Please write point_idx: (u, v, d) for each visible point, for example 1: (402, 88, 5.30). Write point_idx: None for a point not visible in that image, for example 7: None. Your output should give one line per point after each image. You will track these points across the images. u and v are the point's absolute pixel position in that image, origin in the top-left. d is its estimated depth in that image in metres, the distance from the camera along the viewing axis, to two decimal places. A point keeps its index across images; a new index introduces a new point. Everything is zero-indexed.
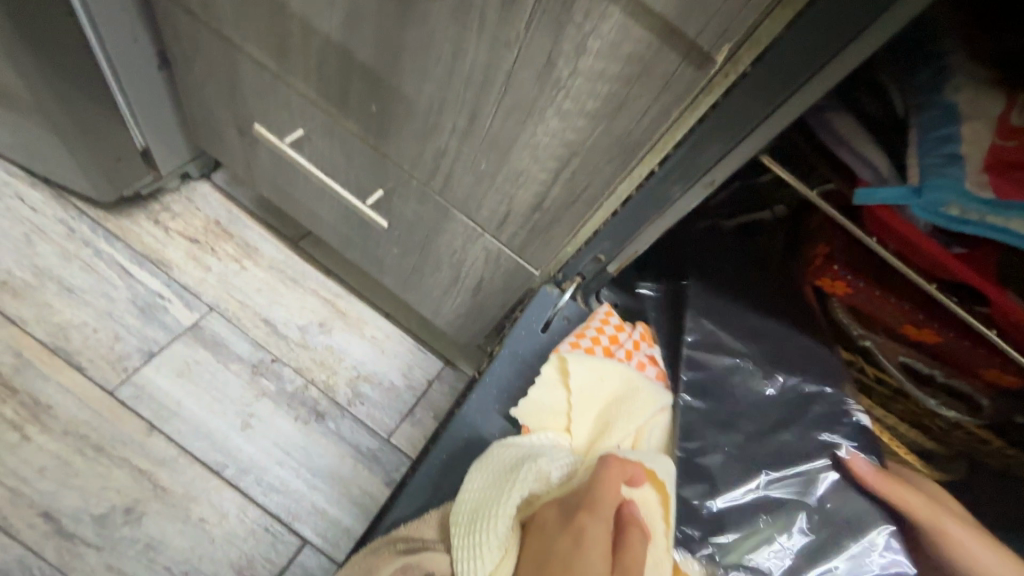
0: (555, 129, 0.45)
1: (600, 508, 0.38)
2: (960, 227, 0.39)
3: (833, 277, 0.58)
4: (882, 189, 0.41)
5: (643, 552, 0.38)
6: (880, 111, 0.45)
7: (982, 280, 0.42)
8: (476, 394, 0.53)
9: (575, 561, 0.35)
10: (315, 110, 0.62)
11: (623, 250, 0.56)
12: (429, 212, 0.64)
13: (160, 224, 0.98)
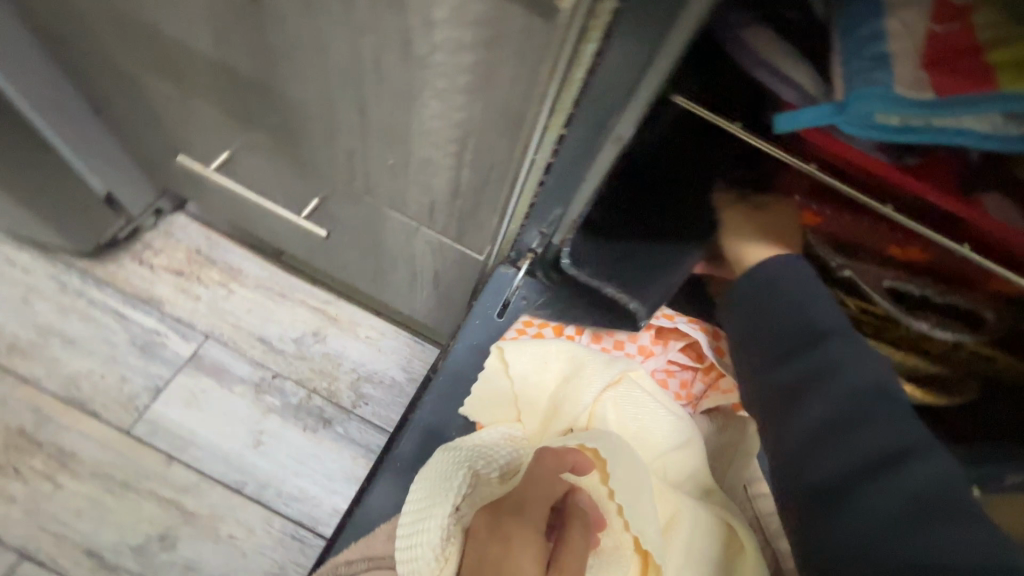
0: (440, 111, 0.41)
1: (531, 511, 0.39)
2: (902, 137, 0.35)
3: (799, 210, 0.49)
4: (805, 112, 0.37)
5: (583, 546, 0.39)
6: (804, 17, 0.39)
7: (945, 193, 0.37)
8: (431, 393, 0.51)
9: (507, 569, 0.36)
10: (229, 131, 0.59)
11: (563, 222, 0.54)
12: (366, 213, 0.61)
13: (144, 263, 1.01)
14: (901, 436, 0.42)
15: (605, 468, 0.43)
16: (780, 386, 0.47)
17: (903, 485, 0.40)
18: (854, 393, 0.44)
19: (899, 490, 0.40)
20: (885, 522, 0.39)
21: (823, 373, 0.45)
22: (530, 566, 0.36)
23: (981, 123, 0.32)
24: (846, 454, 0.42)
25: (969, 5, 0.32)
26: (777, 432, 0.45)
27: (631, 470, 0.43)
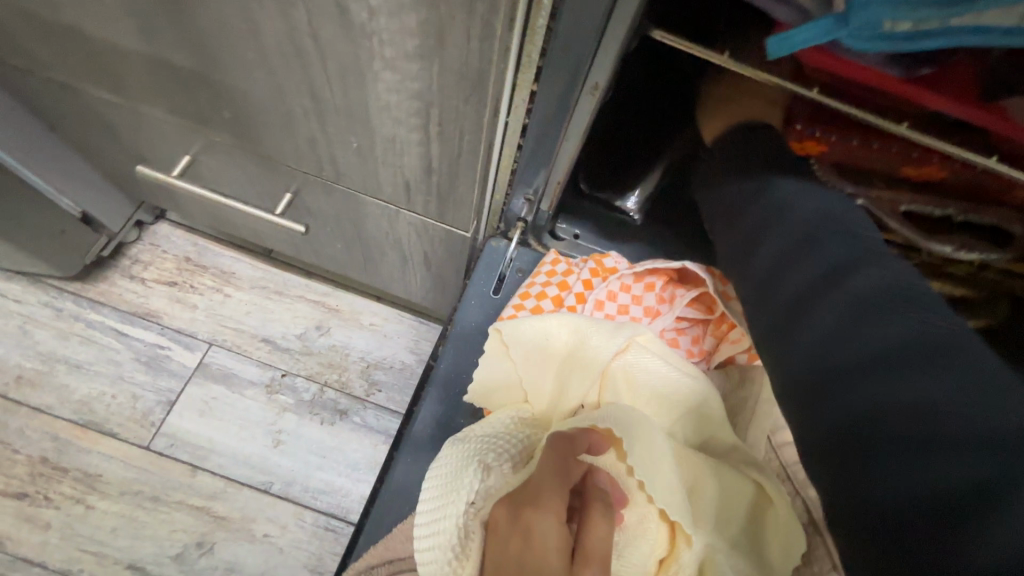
0: (395, 83, 0.37)
1: (550, 501, 0.36)
2: (912, 47, 0.30)
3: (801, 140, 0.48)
4: (800, 32, 0.31)
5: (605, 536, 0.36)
6: None
7: (964, 104, 0.33)
8: (439, 372, 0.50)
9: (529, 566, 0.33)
10: (184, 133, 0.56)
11: (548, 183, 0.51)
12: (342, 203, 0.58)
13: (135, 278, 0.99)
14: (847, 254, 0.40)
15: (620, 446, 0.41)
16: (734, 252, 0.47)
17: (858, 292, 0.38)
18: (807, 226, 0.42)
19: (854, 297, 0.38)
20: (856, 343, 0.36)
21: (775, 216, 0.44)
22: (557, 559, 0.33)
23: (1010, 17, 0.27)
24: (824, 310, 0.38)
25: None
26: (773, 358, 0.40)
27: (647, 441, 0.41)
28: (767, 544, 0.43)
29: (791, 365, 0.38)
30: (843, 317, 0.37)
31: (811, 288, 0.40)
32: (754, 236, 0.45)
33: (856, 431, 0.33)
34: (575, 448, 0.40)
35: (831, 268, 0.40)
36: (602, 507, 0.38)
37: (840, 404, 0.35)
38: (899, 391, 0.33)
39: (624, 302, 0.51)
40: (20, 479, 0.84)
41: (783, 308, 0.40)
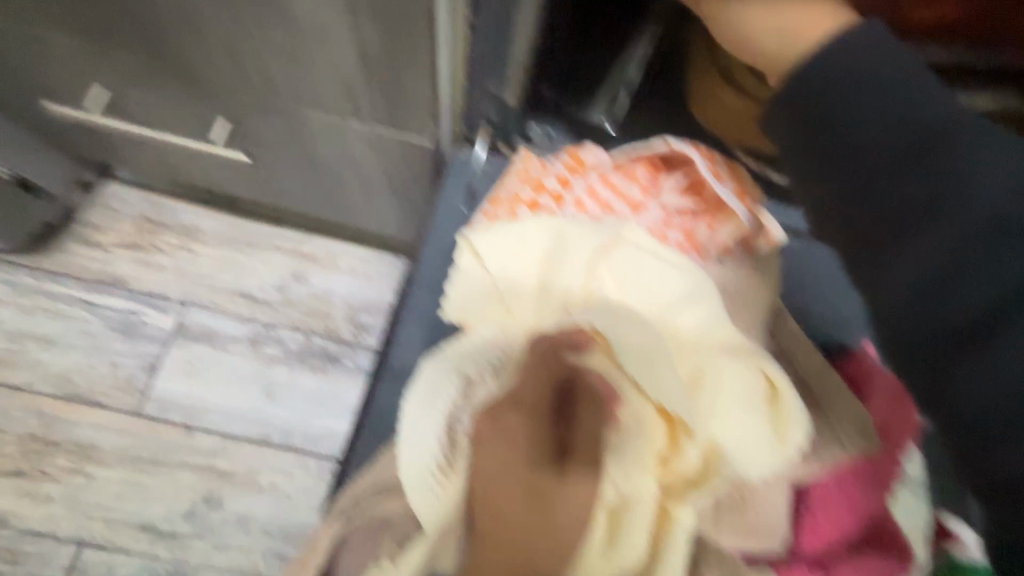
0: None
1: (535, 408, 0.36)
2: None
3: None
4: None
5: (591, 434, 0.37)
6: None
7: None
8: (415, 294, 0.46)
9: (518, 471, 0.34)
10: (88, 57, 0.49)
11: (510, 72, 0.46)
12: (286, 123, 0.52)
13: (92, 244, 0.93)
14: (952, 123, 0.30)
15: (612, 349, 0.37)
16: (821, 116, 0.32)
17: (917, 130, 0.30)
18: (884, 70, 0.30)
19: (904, 129, 0.30)
20: (907, 168, 0.30)
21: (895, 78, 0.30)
22: (537, 461, 0.34)
23: None
24: (873, 153, 0.30)
25: None
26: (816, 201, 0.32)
27: (641, 335, 0.37)
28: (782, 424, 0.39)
29: (834, 214, 0.31)
30: (899, 156, 0.30)
31: (883, 135, 0.30)
32: (819, 99, 0.31)
33: (881, 268, 0.30)
34: (564, 354, 0.37)
35: (903, 101, 0.30)
36: (593, 407, 0.37)
37: (899, 258, 0.29)
38: (937, 237, 0.28)
39: (607, 199, 0.46)
40: (14, 458, 0.83)
41: (834, 153, 0.31)
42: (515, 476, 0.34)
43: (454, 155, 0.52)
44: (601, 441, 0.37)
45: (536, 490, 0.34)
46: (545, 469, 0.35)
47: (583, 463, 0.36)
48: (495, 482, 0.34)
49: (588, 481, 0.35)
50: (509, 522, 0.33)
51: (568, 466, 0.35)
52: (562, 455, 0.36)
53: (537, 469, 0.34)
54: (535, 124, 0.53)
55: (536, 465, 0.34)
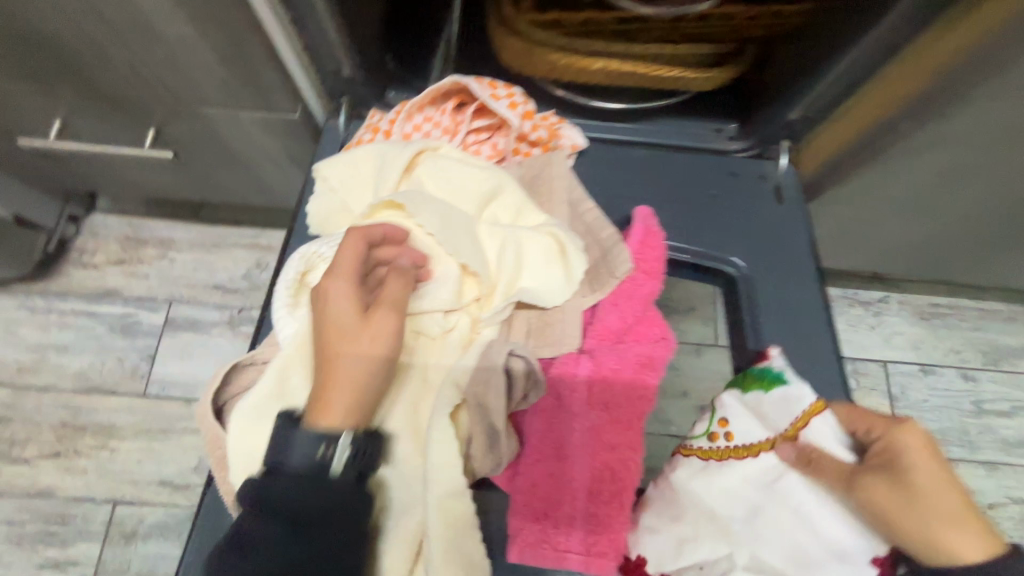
0: None
1: (350, 272, 0.49)
2: None
3: None
4: None
5: (395, 287, 0.49)
6: None
7: None
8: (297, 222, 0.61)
9: (342, 319, 0.47)
10: (42, 97, 0.66)
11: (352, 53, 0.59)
12: (194, 121, 0.69)
13: (87, 265, 1.11)
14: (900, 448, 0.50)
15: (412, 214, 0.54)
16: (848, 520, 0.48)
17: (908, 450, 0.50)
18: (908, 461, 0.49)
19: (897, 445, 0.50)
20: None
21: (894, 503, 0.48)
22: (348, 310, 0.47)
23: None
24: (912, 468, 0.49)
25: None
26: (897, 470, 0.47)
27: (448, 226, 0.54)
28: (552, 270, 0.55)
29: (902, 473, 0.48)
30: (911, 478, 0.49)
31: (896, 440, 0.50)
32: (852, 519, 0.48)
33: None
34: (369, 237, 0.51)
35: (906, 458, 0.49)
36: (397, 271, 0.50)
37: None
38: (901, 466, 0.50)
39: (427, 131, 0.62)
40: (51, 442, 1.01)
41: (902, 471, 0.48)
42: (336, 322, 0.47)
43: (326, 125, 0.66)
44: (404, 293, 0.49)
45: (349, 328, 0.46)
46: (356, 317, 0.47)
47: (385, 310, 0.48)
48: (324, 330, 0.47)
49: (393, 325, 0.47)
50: (343, 354, 0.46)
51: (375, 314, 0.47)
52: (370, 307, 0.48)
53: (350, 316, 0.47)
54: (393, 91, 0.66)
55: (350, 313, 0.47)
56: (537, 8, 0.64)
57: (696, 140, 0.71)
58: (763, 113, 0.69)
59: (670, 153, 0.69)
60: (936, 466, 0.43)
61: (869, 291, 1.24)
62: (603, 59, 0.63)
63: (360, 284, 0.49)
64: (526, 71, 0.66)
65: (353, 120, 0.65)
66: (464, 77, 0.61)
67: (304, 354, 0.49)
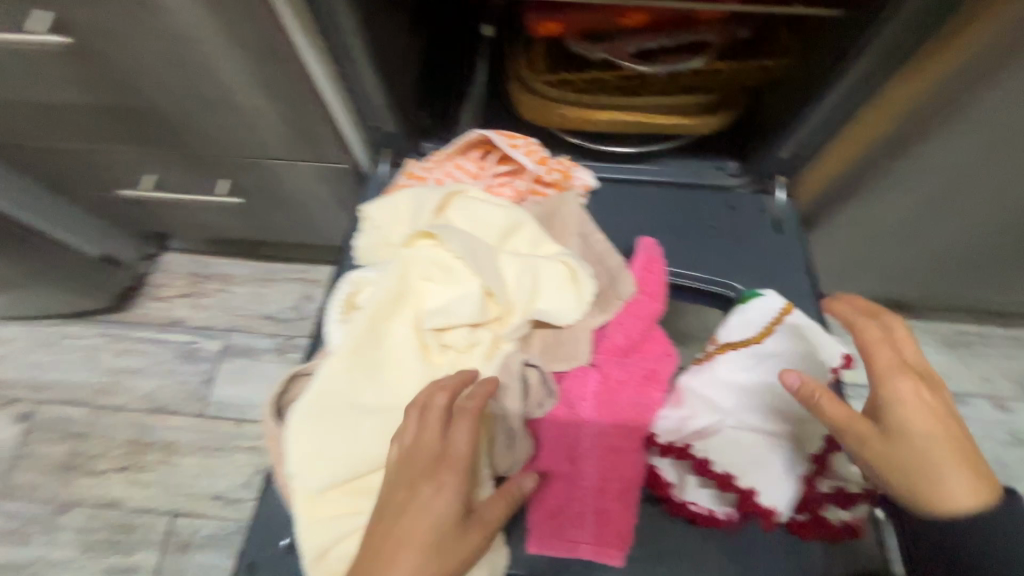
0: (233, 67, 0.59)
1: (463, 476, 0.45)
2: None
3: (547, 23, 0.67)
4: None
5: (493, 511, 0.47)
6: None
7: None
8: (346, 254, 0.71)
9: (430, 525, 0.43)
10: (140, 157, 0.79)
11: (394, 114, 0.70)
12: (261, 172, 0.81)
13: (159, 298, 1.25)
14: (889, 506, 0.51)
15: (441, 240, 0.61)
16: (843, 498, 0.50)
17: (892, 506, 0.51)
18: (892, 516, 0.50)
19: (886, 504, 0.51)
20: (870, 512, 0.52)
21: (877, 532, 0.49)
22: (449, 519, 0.44)
23: None
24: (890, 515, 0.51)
25: None
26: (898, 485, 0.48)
27: (476, 261, 0.61)
28: (565, 294, 0.61)
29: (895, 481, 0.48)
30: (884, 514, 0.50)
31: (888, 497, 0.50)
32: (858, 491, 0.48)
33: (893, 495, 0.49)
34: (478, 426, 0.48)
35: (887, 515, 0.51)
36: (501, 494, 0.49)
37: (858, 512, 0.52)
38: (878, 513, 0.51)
39: (455, 176, 0.71)
40: (121, 457, 1.12)
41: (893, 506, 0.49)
42: (431, 533, 0.43)
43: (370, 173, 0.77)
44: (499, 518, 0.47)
45: (435, 544, 0.43)
46: (450, 524, 0.44)
47: (476, 531, 0.45)
48: (417, 511, 0.43)
49: (477, 542, 0.45)
50: (408, 571, 0.41)
51: (468, 528, 0.45)
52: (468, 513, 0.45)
53: (446, 521, 0.44)
54: (427, 142, 0.77)
55: (449, 511, 0.44)
56: (550, 68, 0.74)
57: (696, 177, 0.78)
58: (759, 152, 0.75)
59: (673, 189, 0.76)
60: (927, 410, 0.44)
61: None
62: (607, 109, 0.73)
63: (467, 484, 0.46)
64: (541, 122, 0.77)
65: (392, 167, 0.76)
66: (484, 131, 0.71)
67: (349, 357, 0.56)
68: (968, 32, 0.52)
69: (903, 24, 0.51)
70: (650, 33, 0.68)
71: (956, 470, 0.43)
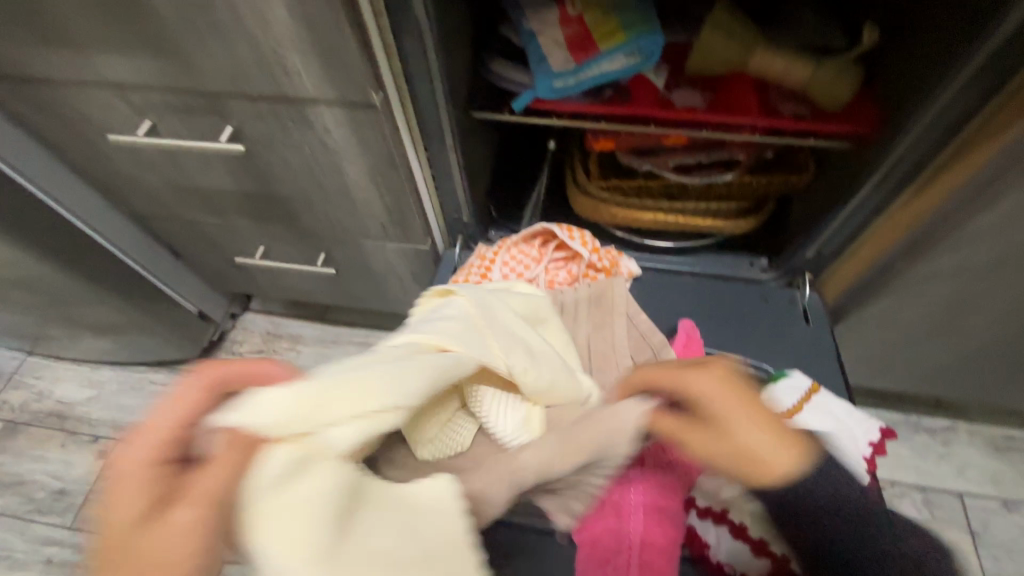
0: (356, 169, 0.75)
1: (160, 441, 0.37)
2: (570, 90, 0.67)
3: (602, 140, 0.81)
4: (521, 96, 0.69)
5: (179, 511, 0.34)
6: (518, 57, 0.73)
7: (617, 109, 0.70)
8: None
9: (109, 516, 0.35)
10: (259, 232, 0.96)
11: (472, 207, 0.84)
12: (353, 249, 0.96)
13: (235, 353, 1.39)
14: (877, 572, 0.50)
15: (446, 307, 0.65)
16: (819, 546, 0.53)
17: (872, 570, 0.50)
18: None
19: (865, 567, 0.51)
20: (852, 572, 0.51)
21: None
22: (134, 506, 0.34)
23: (603, 65, 0.65)
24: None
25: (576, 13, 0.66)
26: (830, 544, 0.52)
27: (456, 334, 0.56)
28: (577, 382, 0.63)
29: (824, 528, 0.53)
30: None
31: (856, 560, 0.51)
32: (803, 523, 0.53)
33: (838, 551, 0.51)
34: (217, 392, 0.40)
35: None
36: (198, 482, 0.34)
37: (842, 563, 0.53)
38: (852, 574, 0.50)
39: (519, 261, 0.84)
40: None
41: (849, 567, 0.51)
42: (115, 523, 0.34)
43: (446, 254, 0.91)
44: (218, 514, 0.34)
45: (126, 542, 0.33)
46: (140, 509, 0.34)
47: (166, 531, 0.33)
48: (106, 511, 0.35)
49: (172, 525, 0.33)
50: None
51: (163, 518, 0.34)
52: (173, 494, 0.35)
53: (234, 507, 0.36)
54: (494, 231, 0.91)
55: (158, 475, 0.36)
56: (604, 176, 0.88)
57: (731, 269, 0.88)
58: (789, 250, 0.84)
59: (709, 280, 0.86)
60: (737, 390, 0.50)
61: (933, 419, 1.23)
62: (651, 210, 0.85)
63: (166, 446, 0.37)
64: (593, 218, 0.90)
65: (465, 249, 0.90)
66: (547, 224, 0.83)
67: None
68: (963, 163, 0.60)
69: (905, 152, 0.61)
70: (689, 150, 0.82)
71: (768, 429, 0.48)
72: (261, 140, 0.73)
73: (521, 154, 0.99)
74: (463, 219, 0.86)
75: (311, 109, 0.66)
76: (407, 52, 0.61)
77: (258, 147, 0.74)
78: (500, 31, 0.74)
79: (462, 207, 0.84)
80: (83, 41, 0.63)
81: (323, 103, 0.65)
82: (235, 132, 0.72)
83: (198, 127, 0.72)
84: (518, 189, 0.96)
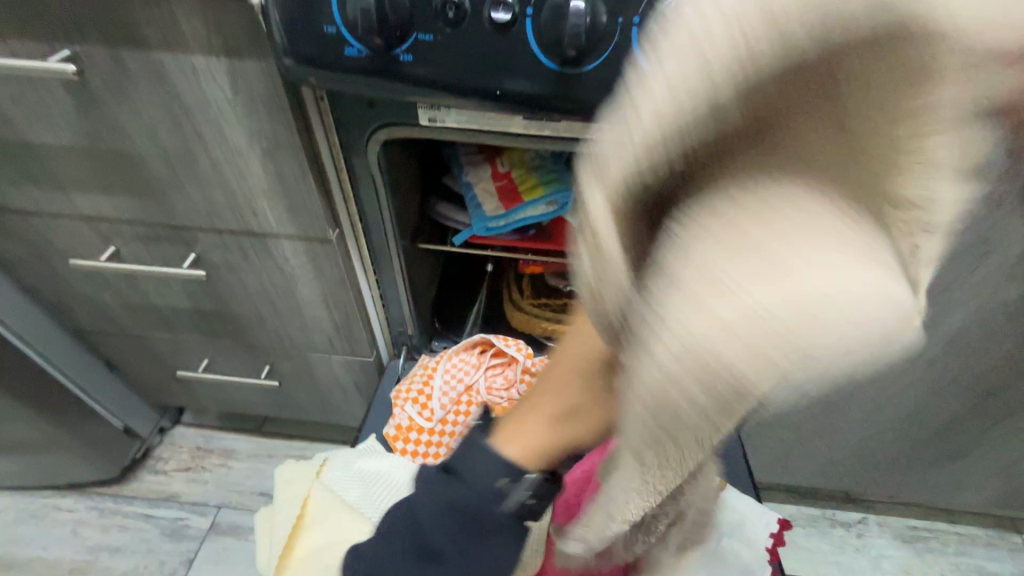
0: (309, 291, 0.83)
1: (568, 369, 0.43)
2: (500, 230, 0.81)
3: (531, 265, 0.94)
4: (459, 234, 0.83)
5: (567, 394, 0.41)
6: (458, 199, 0.86)
7: (539, 245, 0.84)
8: (366, 425, 0.87)
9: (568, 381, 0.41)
10: (206, 345, 0.99)
11: (416, 322, 0.93)
12: (300, 360, 1.00)
13: (159, 471, 1.31)
14: None
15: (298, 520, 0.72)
16: None
17: None
18: None
19: None
20: None
21: None
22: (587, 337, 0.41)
23: (527, 212, 0.80)
24: None
25: (506, 169, 0.81)
26: None
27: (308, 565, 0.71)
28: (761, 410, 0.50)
29: None
30: None
31: None
32: None
33: None
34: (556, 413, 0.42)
35: None
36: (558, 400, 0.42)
37: None
38: None
39: (460, 367, 0.90)
40: None
41: None
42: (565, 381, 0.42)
43: (390, 364, 0.97)
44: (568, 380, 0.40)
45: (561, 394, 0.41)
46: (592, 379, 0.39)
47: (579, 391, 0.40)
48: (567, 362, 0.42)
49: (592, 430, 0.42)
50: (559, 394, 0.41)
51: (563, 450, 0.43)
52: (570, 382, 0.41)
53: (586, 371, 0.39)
54: (438, 342, 0.99)
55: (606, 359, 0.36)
56: (534, 294, 1.00)
57: None
58: None
59: None
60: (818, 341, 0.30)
61: (847, 513, 1.25)
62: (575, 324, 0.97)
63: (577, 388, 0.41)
64: (526, 331, 1.01)
65: (409, 360, 0.96)
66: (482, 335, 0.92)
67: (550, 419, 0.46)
68: None
69: None
70: None
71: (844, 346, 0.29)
72: (222, 265, 0.80)
73: (464, 272, 1.11)
74: (409, 332, 0.94)
75: (272, 240, 0.75)
76: (361, 200, 0.72)
77: (219, 270, 0.81)
78: (442, 180, 0.88)
79: (406, 322, 0.92)
80: (68, 182, 0.70)
81: (285, 237, 0.74)
82: (197, 258, 0.79)
83: (164, 253, 0.79)
84: (460, 304, 1.06)
